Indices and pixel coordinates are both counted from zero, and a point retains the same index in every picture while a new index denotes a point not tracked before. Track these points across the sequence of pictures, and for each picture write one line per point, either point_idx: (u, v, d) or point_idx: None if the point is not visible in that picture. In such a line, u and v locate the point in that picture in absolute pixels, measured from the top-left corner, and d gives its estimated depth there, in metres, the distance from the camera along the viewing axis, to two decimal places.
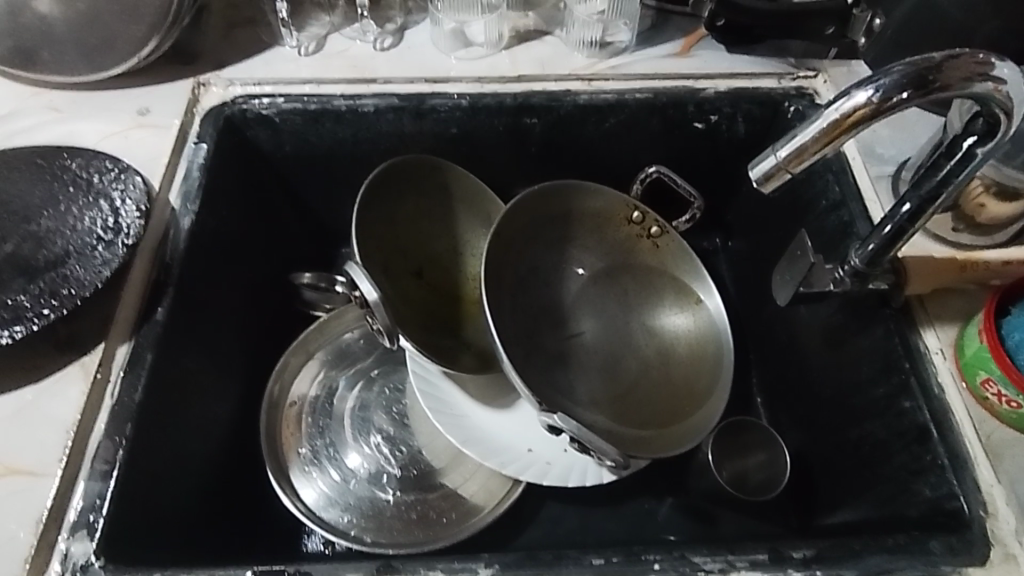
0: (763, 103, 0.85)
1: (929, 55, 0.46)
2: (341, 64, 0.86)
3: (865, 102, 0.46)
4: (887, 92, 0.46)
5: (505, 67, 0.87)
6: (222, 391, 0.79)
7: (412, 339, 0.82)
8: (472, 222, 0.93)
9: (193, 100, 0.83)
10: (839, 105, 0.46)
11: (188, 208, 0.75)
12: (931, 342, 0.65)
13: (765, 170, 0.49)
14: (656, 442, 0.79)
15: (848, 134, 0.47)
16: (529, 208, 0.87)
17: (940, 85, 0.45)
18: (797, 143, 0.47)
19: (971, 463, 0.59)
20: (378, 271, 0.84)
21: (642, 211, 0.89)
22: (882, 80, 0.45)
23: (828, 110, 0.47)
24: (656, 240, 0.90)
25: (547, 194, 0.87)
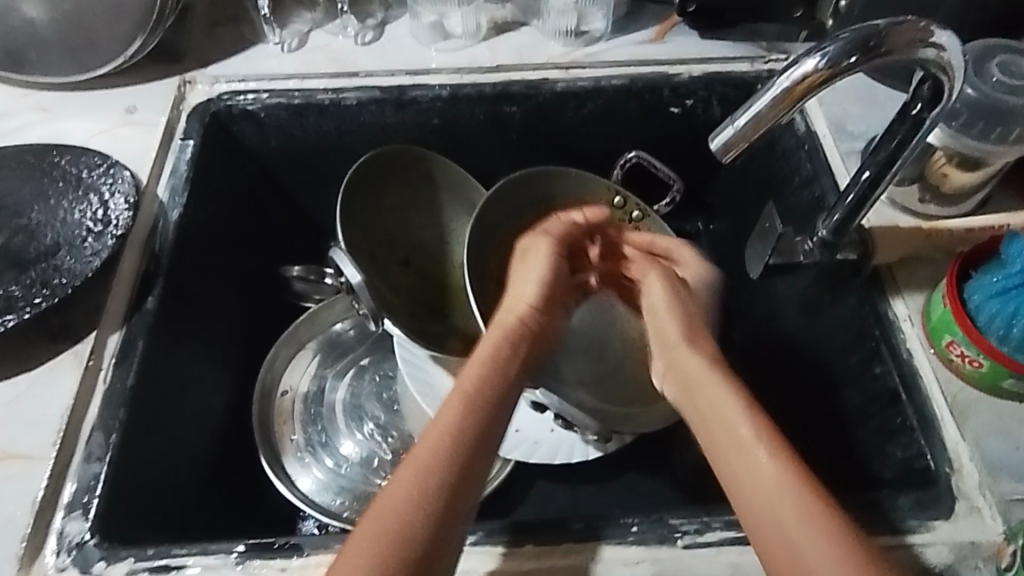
0: (737, 86, 0.87)
1: (874, 21, 0.48)
2: (323, 60, 0.88)
3: (815, 69, 0.48)
4: (834, 58, 0.48)
5: (484, 58, 0.88)
6: (215, 379, 0.81)
7: (400, 324, 0.84)
8: (458, 211, 0.95)
9: (180, 98, 0.85)
10: (790, 74, 0.49)
11: (176, 200, 0.77)
12: (899, 309, 0.67)
13: (725, 140, 0.52)
14: (640, 417, 0.81)
15: (801, 100, 0.49)
16: (511, 194, 0.89)
17: (885, 50, 0.48)
18: (754, 112, 0.50)
19: (939, 423, 0.61)
20: (366, 259, 0.86)
21: (623, 196, 0.92)
22: (830, 46, 0.47)
23: (781, 79, 0.49)
24: (637, 224, 0.93)
25: (528, 181, 0.90)
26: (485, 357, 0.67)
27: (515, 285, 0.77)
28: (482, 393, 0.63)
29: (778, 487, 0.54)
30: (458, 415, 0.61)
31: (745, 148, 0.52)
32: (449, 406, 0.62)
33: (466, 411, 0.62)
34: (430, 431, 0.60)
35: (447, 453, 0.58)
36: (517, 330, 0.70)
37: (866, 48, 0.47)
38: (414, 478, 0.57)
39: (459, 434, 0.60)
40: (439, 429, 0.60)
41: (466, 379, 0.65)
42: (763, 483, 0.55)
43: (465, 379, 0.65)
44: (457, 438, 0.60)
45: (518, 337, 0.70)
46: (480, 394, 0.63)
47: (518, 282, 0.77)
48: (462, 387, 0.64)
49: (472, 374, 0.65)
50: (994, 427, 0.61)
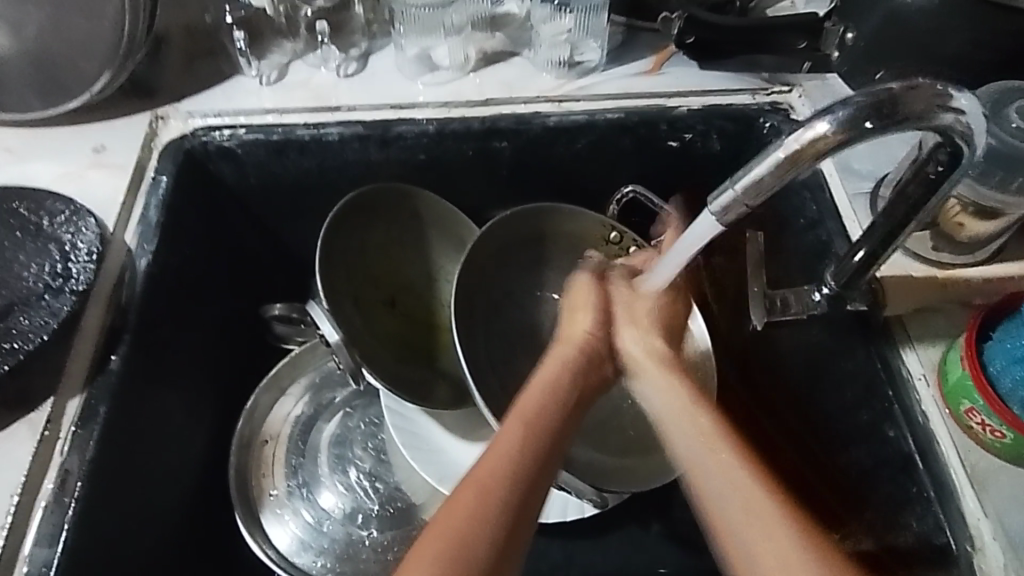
0: (736, 120, 0.83)
1: (890, 85, 0.44)
2: (303, 95, 0.84)
3: (824, 135, 0.44)
4: (846, 123, 0.43)
5: (472, 91, 0.84)
6: (188, 434, 0.77)
7: (382, 373, 0.80)
8: (446, 248, 0.91)
9: (152, 134, 0.80)
10: (797, 136, 0.45)
11: (145, 247, 0.72)
12: (913, 365, 0.63)
13: (721, 204, 0.49)
14: (635, 471, 0.77)
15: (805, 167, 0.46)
16: (502, 232, 0.85)
17: (901, 116, 0.43)
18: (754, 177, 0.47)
19: (957, 494, 0.57)
20: (348, 302, 0.81)
21: (619, 232, 0.88)
22: (840, 112, 0.43)
23: (787, 141, 0.45)
24: (635, 259, 0.88)
25: (519, 218, 0.85)
26: (547, 383, 0.60)
27: (569, 306, 0.67)
28: (542, 423, 0.56)
29: (746, 506, 0.51)
30: (517, 446, 0.54)
31: (742, 213, 0.49)
32: (505, 435, 0.55)
33: (527, 441, 0.54)
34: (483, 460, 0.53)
35: (508, 488, 0.51)
36: (579, 352, 0.63)
37: (880, 116, 0.42)
38: (472, 509, 0.50)
39: (518, 465, 0.53)
40: (494, 462, 0.52)
41: (526, 404, 0.58)
42: (762, 522, 0.50)
43: (525, 404, 0.58)
44: (518, 473, 0.52)
45: (582, 359, 0.62)
46: (540, 422, 0.56)
47: (575, 298, 0.67)
48: (521, 413, 0.57)
49: (534, 399, 0.58)
50: (1019, 500, 0.56)
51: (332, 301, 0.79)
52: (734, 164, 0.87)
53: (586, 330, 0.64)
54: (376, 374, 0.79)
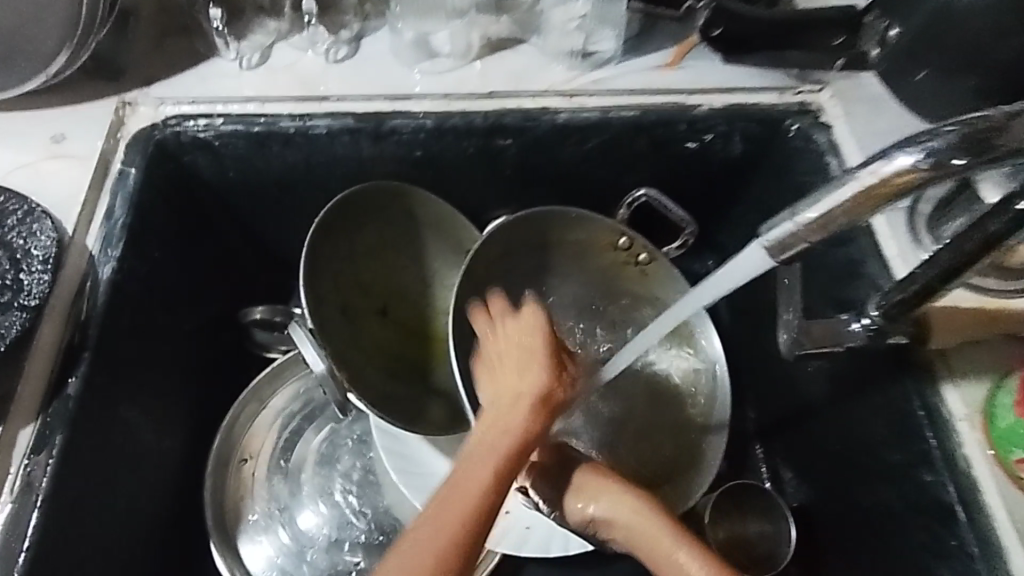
0: (762, 121, 0.77)
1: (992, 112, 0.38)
2: (287, 82, 0.76)
3: (918, 166, 0.38)
4: (936, 157, 0.38)
5: (474, 83, 0.77)
6: (159, 457, 0.71)
7: (370, 393, 0.75)
8: (441, 249, 0.83)
9: (118, 122, 0.72)
10: (875, 167, 0.39)
11: (109, 253, 0.65)
12: (952, 405, 0.58)
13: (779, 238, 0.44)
14: None
15: (886, 202, 0.40)
16: (503, 239, 0.78)
17: (1004, 150, 0.37)
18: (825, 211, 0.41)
19: (1004, 551, 0.52)
20: (333, 316, 0.75)
21: (629, 237, 0.81)
22: (938, 142, 0.37)
23: (861, 172, 0.40)
24: (642, 267, 0.83)
25: (523, 224, 0.78)
26: (489, 454, 0.56)
27: (489, 372, 0.64)
28: (476, 505, 0.54)
29: None
30: (448, 524, 0.52)
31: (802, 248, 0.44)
32: (435, 513, 0.53)
33: (456, 521, 0.53)
34: (420, 544, 0.52)
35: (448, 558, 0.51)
36: (516, 419, 0.58)
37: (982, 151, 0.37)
38: None
39: (456, 538, 0.52)
40: (430, 545, 0.51)
41: (469, 479, 0.55)
42: None
43: (457, 479, 0.55)
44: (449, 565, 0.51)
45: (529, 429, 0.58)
46: (481, 503, 0.54)
47: (512, 359, 0.62)
48: (460, 489, 0.54)
49: (479, 475, 0.55)
50: None
51: (318, 315, 0.73)
52: (755, 168, 0.81)
53: (530, 398, 0.59)
54: (362, 395, 0.74)
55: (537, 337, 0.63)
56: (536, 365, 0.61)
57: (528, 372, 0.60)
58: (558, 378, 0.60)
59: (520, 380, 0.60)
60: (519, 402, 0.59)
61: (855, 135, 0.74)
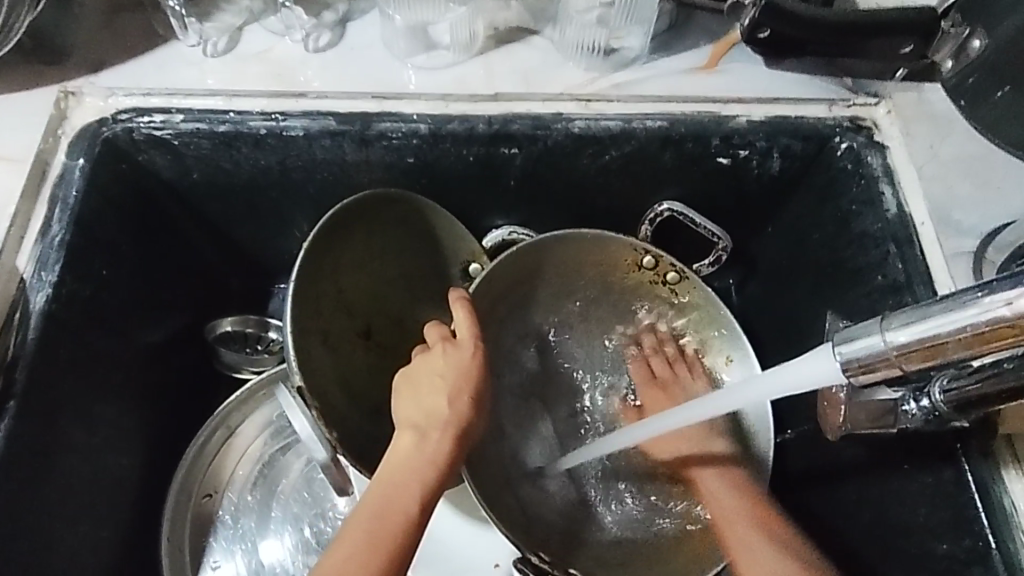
0: (807, 137, 0.67)
1: None
2: (259, 73, 0.65)
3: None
4: None
5: (477, 82, 0.66)
6: (108, 500, 0.63)
7: (351, 441, 0.65)
8: (440, 262, 0.72)
9: (59, 116, 0.62)
10: (1001, 298, 0.33)
11: (43, 277, 0.57)
12: (1021, 497, 0.50)
13: (862, 356, 0.39)
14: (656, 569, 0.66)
15: (1011, 338, 0.34)
16: (513, 264, 0.68)
17: None
18: (923, 338, 0.36)
19: None
20: (315, 346, 0.64)
21: (655, 257, 0.70)
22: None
23: (983, 301, 0.34)
24: (674, 288, 0.72)
25: (539, 246, 0.68)
26: (413, 474, 0.55)
27: (412, 393, 0.58)
28: (401, 533, 0.52)
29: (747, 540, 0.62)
30: (373, 551, 0.51)
31: (890, 370, 0.39)
32: (356, 541, 0.51)
33: (377, 550, 0.51)
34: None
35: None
36: (435, 425, 0.56)
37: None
38: None
39: (384, 567, 0.51)
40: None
41: (393, 505, 0.53)
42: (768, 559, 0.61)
43: (380, 500, 0.53)
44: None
45: (454, 447, 0.56)
46: (405, 529, 0.52)
47: (431, 379, 0.58)
48: (381, 512, 0.53)
49: (404, 497, 0.54)
50: None
51: (297, 350, 0.62)
52: (794, 188, 0.71)
53: (451, 419, 0.57)
54: (342, 444, 0.64)
55: (467, 355, 0.58)
56: (463, 389, 0.57)
57: (451, 400, 0.57)
58: (473, 375, 0.58)
59: (445, 404, 0.57)
60: (442, 426, 0.56)
61: (915, 160, 0.64)
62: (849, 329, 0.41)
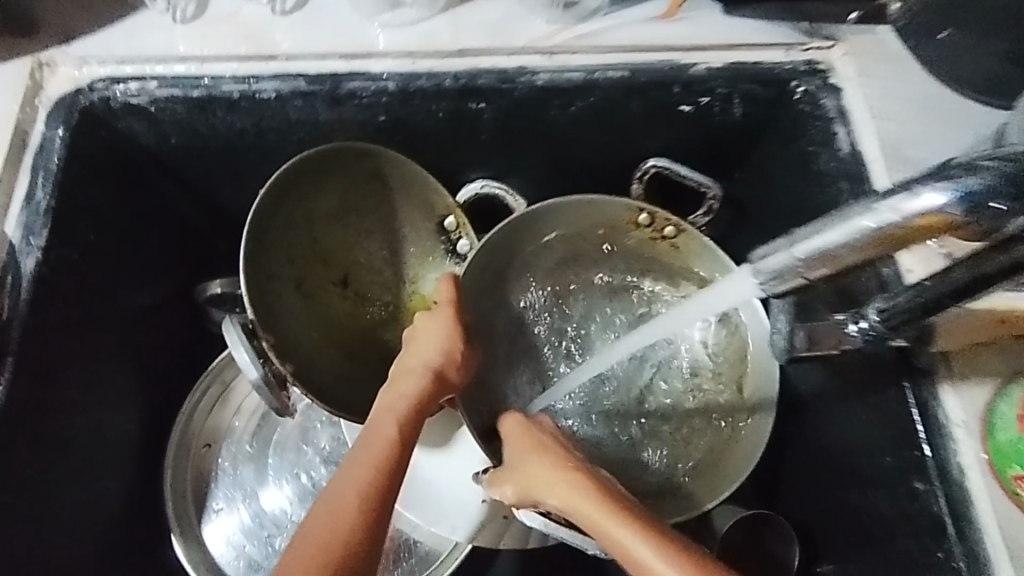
0: (767, 82, 0.69)
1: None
2: (229, 36, 0.66)
3: (942, 208, 0.35)
4: (970, 201, 0.35)
5: (444, 37, 0.67)
6: (109, 454, 0.68)
7: (314, 378, 0.70)
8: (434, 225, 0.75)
9: (35, 87, 0.63)
10: (901, 205, 0.36)
11: (31, 242, 0.60)
12: (953, 408, 0.54)
13: (775, 270, 0.43)
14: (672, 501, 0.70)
15: (904, 240, 0.37)
16: (506, 232, 0.72)
17: None
18: (826, 247, 0.40)
19: (991, 570, 0.50)
20: (286, 287, 0.69)
21: (650, 213, 0.72)
22: (971, 183, 0.34)
23: (884, 208, 0.37)
24: (672, 241, 0.74)
25: (535, 214, 0.72)
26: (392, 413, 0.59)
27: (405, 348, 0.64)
28: (389, 455, 0.56)
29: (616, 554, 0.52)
30: (363, 474, 0.54)
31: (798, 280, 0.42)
32: (353, 464, 0.55)
33: (372, 465, 0.55)
34: (335, 504, 0.53)
35: (363, 489, 0.53)
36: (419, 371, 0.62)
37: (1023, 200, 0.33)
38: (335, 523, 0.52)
39: (378, 484, 0.54)
40: (351, 491, 0.53)
41: (376, 437, 0.57)
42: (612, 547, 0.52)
43: (369, 432, 0.58)
44: (363, 492, 0.53)
45: (430, 391, 0.61)
46: (394, 453, 0.56)
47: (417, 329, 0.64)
48: (366, 446, 0.57)
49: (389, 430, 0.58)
50: None
51: (266, 289, 0.68)
52: (758, 133, 0.73)
53: (430, 365, 0.62)
54: (295, 374, 0.69)
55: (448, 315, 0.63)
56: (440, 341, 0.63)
57: (430, 350, 0.63)
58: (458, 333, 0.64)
59: (426, 355, 0.62)
60: (423, 371, 0.62)
61: (870, 99, 0.66)
62: (762, 247, 0.44)
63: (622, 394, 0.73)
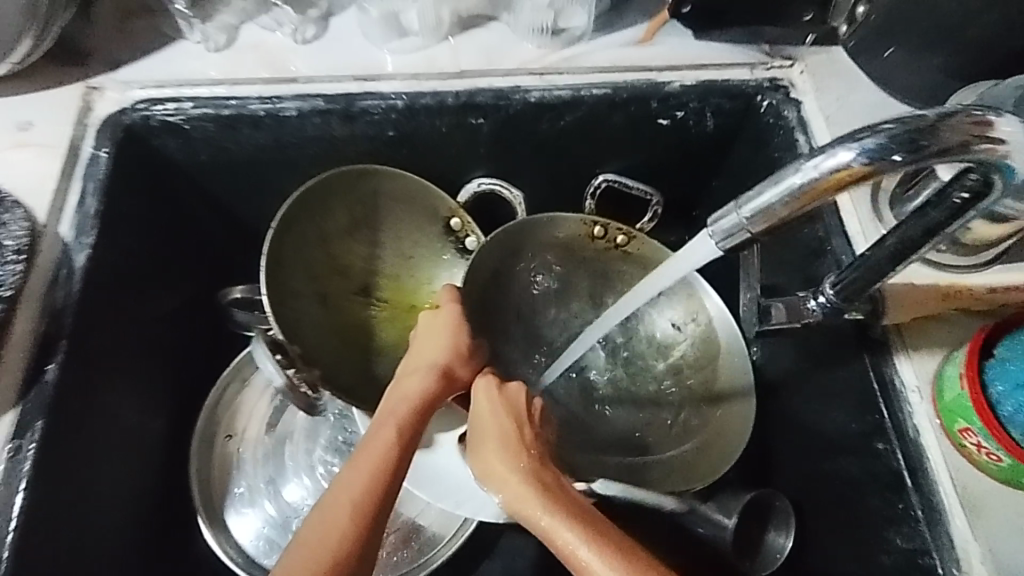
0: (734, 97, 0.77)
1: (926, 111, 0.39)
2: (256, 63, 0.75)
3: (851, 163, 0.40)
4: (873, 155, 0.39)
5: (446, 62, 0.76)
6: (139, 441, 0.73)
7: (338, 379, 0.74)
8: (437, 229, 0.83)
9: (85, 108, 0.72)
10: (820, 163, 0.40)
11: (82, 240, 0.66)
12: (907, 375, 0.60)
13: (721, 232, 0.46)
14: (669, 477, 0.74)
15: (827, 195, 0.41)
16: (502, 240, 0.78)
17: (936, 149, 0.38)
18: (761, 207, 0.43)
19: (946, 516, 0.55)
20: (308, 300, 0.75)
21: (603, 225, 0.80)
22: (873, 140, 0.39)
23: (807, 166, 0.41)
24: (625, 249, 0.81)
25: (518, 226, 0.78)
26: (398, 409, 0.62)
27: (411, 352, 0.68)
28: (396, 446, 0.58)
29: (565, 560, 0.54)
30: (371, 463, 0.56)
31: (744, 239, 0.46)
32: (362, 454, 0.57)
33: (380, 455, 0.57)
34: (331, 509, 0.53)
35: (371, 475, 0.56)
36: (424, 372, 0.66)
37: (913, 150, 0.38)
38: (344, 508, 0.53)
39: (384, 472, 0.56)
40: (358, 478, 0.55)
41: (383, 430, 0.60)
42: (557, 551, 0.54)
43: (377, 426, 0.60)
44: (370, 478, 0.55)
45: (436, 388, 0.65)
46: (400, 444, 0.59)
47: (424, 333, 0.69)
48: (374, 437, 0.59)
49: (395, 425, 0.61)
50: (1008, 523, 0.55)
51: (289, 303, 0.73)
52: (728, 143, 0.82)
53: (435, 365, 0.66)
54: (323, 379, 0.73)
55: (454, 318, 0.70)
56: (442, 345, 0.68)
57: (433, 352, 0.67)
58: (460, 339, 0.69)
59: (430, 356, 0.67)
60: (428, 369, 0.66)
61: (825, 110, 0.75)
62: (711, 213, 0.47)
63: (620, 386, 0.80)
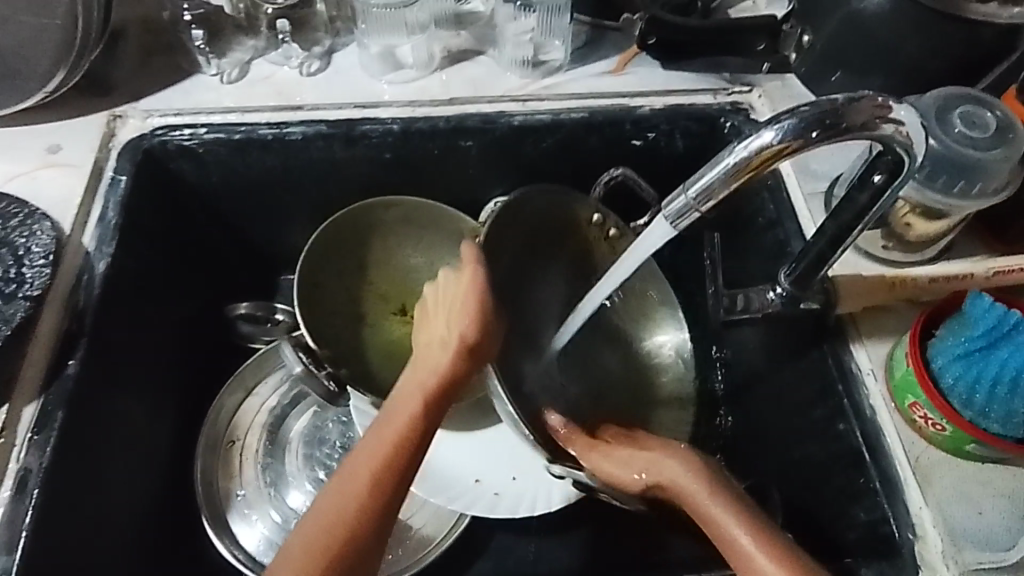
0: (700, 119, 0.85)
1: (834, 98, 0.47)
2: (266, 93, 0.83)
3: (775, 142, 0.47)
4: (792, 132, 0.47)
5: (437, 90, 0.84)
6: (146, 442, 0.77)
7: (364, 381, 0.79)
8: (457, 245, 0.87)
9: (110, 134, 0.79)
10: (749, 143, 0.48)
11: (103, 250, 0.72)
12: (863, 360, 0.65)
13: (673, 212, 0.53)
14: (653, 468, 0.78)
15: (758, 170, 0.49)
16: (529, 213, 0.76)
17: (846, 126, 0.47)
18: (703, 186, 0.50)
19: (902, 486, 0.60)
20: (342, 319, 0.82)
21: (603, 214, 0.80)
22: (788, 120, 0.47)
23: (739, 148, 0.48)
24: (613, 242, 0.81)
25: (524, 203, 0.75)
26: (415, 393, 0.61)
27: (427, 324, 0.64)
28: (401, 437, 0.58)
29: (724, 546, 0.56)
30: (374, 452, 0.57)
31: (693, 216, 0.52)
32: (367, 443, 0.58)
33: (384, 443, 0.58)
34: (335, 504, 0.55)
35: (372, 469, 0.57)
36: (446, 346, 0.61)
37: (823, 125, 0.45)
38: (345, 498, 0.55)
39: (384, 466, 0.57)
40: (359, 468, 0.57)
41: (394, 416, 0.60)
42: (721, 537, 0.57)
43: (391, 411, 0.60)
44: (370, 473, 0.56)
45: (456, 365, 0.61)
46: (404, 434, 0.58)
47: (438, 305, 0.63)
48: (386, 423, 0.59)
49: (407, 410, 0.60)
50: (955, 489, 0.60)
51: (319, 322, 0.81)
52: (697, 163, 0.88)
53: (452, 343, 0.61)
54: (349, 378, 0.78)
55: (466, 294, 0.62)
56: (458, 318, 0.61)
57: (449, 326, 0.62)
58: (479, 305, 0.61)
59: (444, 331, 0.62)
60: (444, 347, 0.62)
61: None
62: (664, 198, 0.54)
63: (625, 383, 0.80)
